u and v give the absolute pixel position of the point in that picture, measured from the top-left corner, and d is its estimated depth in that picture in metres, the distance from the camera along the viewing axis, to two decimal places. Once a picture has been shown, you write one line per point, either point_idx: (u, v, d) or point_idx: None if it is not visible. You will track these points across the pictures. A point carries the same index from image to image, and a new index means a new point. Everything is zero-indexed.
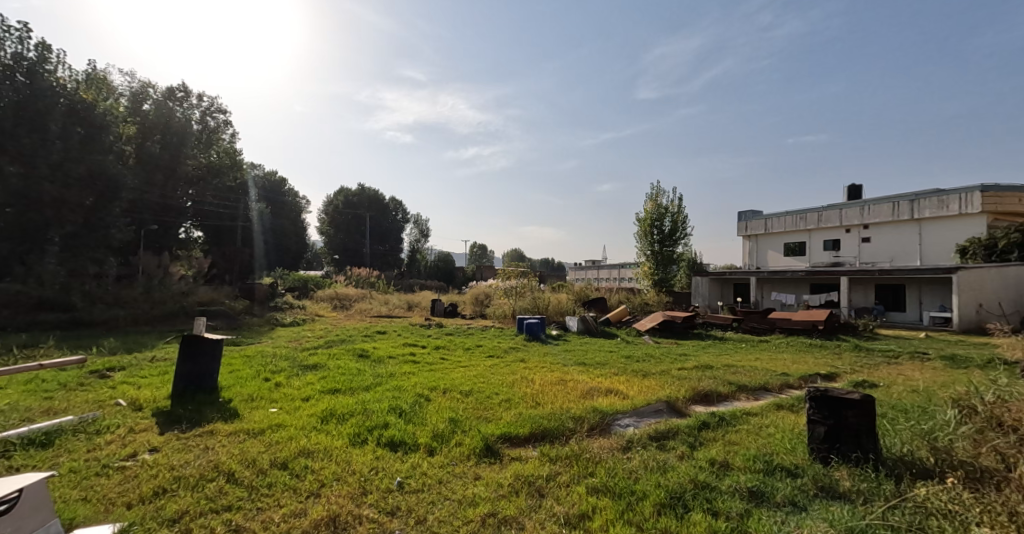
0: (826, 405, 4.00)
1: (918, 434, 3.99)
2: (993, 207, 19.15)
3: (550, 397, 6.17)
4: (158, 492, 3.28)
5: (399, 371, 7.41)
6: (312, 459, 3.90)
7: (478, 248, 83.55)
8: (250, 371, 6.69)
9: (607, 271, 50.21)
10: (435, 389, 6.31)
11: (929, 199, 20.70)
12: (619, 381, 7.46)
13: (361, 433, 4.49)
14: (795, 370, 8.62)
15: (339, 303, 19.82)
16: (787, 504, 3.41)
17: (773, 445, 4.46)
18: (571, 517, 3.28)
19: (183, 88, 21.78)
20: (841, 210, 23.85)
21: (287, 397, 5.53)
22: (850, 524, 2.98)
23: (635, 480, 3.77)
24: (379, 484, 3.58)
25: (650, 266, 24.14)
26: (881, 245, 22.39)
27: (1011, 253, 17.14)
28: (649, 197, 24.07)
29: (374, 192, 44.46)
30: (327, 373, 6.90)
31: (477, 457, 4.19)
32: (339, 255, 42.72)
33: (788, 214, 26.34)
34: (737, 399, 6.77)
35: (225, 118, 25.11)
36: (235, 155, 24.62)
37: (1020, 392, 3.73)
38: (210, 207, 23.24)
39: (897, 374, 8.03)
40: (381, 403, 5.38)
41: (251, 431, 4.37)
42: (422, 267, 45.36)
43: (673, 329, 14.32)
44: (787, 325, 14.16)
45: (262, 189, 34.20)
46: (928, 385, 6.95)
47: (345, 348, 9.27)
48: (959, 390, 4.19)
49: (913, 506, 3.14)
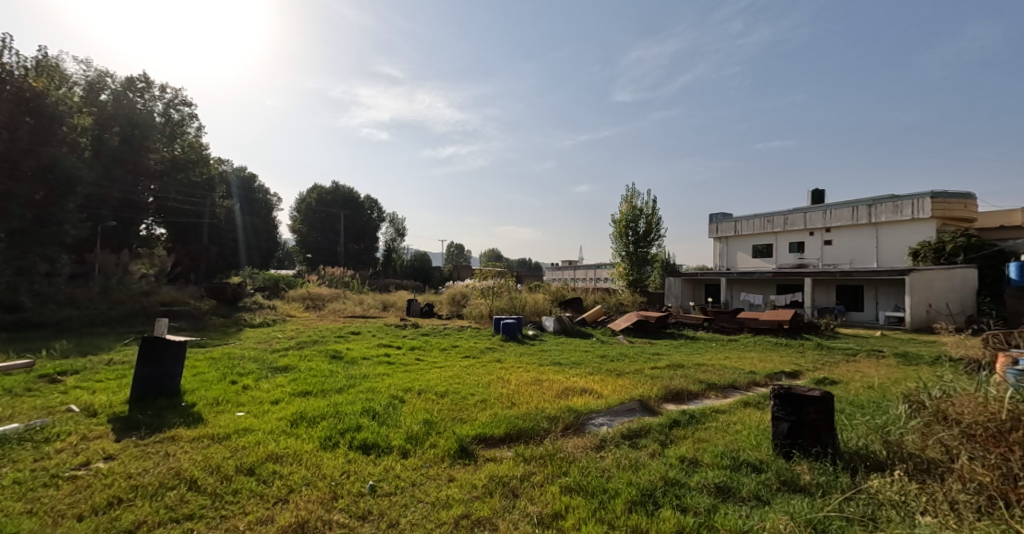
0: (789, 403, 4.13)
1: (873, 429, 4.18)
2: (943, 212, 20.14)
3: (525, 396, 6.22)
4: (112, 503, 3.18)
5: (373, 372, 7.35)
6: (281, 464, 3.84)
7: (455, 248, 83.50)
8: (216, 374, 6.53)
9: (583, 271, 50.88)
10: (410, 390, 6.29)
11: (885, 204, 21.64)
12: (594, 380, 7.54)
13: (332, 436, 4.44)
14: (762, 368, 8.88)
15: (311, 303, 19.44)
16: (752, 498, 3.53)
17: (740, 442, 4.60)
18: (544, 517, 3.31)
19: (144, 78, 21.09)
20: (805, 214, 24.67)
21: (256, 400, 5.42)
22: (808, 517, 3.11)
23: (608, 479, 3.83)
24: (351, 488, 3.55)
25: (625, 266, 24.50)
26: (842, 248, 23.26)
27: (959, 256, 18.05)
28: (624, 198, 24.43)
29: (348, 191, 43.83)
30: (298, 375, 6.80)
31: (452, 458, 4.19)
32: (311, 255, 41.50)
33: (756, 216, 27.08)
34: (707, 397, 6.96)
35: (191, 112, 24.45)
36: (201, 149, 23.94)
37: (963, 386, 3.95)
38: (175, 204, 22.51)
39: (854, 371, 8.38)
40: (354, 405, 5.34)
41: (216, 437, 4.27)
42: (398, 266, 44.98)
43: (647, 329, 14.52)
44: (755, 325, 14.54)
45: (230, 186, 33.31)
46: (882, 381, 7.28)
47: (318, 349, 9.13)
48: (910, 387, 4.42)
49: (866, 498, 3.29)
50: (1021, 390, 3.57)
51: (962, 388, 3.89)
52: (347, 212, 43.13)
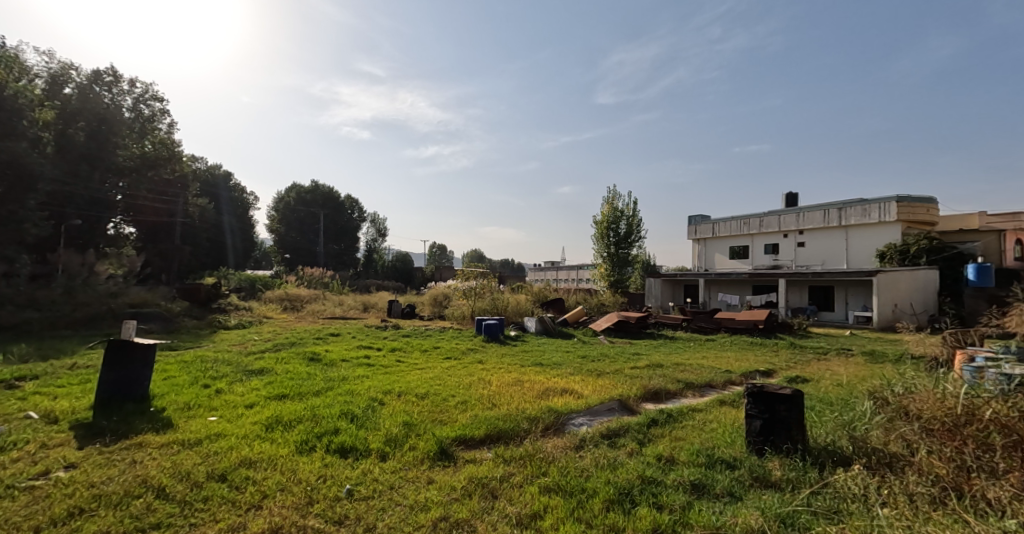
0: (762, 401, 4.22)
1: (840, 425, 4.31)
2: (907, 216, 20.82)
3: (505, 397, 6.24)
4: (72, 513, 3.09)
5: (352, 374, 7.26)
6: (255, 469, 3.78)
7: (437, 248, 83.26)
8: (187, 378, 6.38)
9: (566, 272, 51.26)
10: (390, 392, 6.24)
11: (854, 208, 22.28)
12: (574, 380, 7.59)
13: (309, 440, 4.39)
14: (738, 367, 9.08)
15: (289, 304, 19.10)
16: (725, 494, 3.60)
17: (715, 439, 4.70)
18: (522, 517, 3.33)
19: (111, 72, 20.56)
20: (779, 216, 25.26)
21: (229, 404, 5.32)
22: (778, 511, 3.20)
23: (586, 479, 3.87)
24: (326, 493, 3.52)
25: (606, 267, 24.73)
26: (814, 249, 23.88)
27: (922, 258, 18.69)
28: (606, 199, 24.69)
29: (328, 190, 43.46)
30: (275, 377, 6.69)
31: (431, 460, 4.19)
32: (289, 254, 40.72)
33: (733, 218, 27.61)
34: (685, 397, 7.06)
35: (162, 107, 23.91)
36: (172, 146, 23.39)
37: (923, 383, 4.11)
38: (145, 202, 21.90)
39: (824, 369, 8.64)
40: (332, 408, 5.27)
41: (187, 442, 4.18)
42: (379, 267, 44.63)
43: (628, 329, 14.67)
44: (732, 325, 14.83)
45: (205, 184, 32.60)
46: (850, 378, 7.52)
47: (296, 351, 8.99)
48: (876, 384, 4.58)
49: (833, 492, 3.39)
50: (977, 386, 3.73)
51: (923, 385, 4.03)
52: (327, 212, 42.68)
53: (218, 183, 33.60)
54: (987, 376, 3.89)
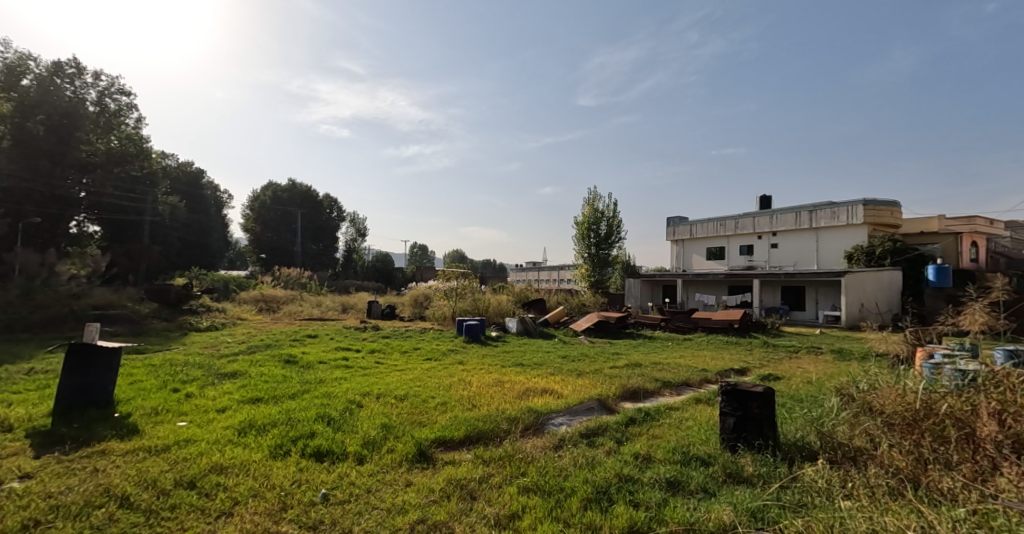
0: (735, 399, 4.30)
1: (809, 421, 4.42)
2: (874, 218, 21.49)
3: (485, 398, 6.23)
4: (28, 525, 2.98)
5: (329, 376, 7.17)
6: (225, 475, 3.71)
7: (418, 248, 82.71)
8: (155, 382, 6.20)
9: (547, 272, 51.51)
10: (368, 395, 6.17)
11: (823, 211, 22.88)
12: (554, 380, 7.63)
13: (283, 444, 4.32)
14: (713, 365, 9.26)
15: (264, 306, 18.73)
16: (699, 491, 3.67)
17: (690, 437, 4.77)
18: (501, 518, 3.34)
19: (74, 63, 19.88)
20: (754, 218, 25.82)
21: (199, 409, 5.20)
22: (750, 506, 3.27)
23: (564, 478, 3.90)
24: (301, 498, 3.47)
25: (586, 267, 24.92)
26: (787, 250, 24.47)
27: (886, 260, 19.37)
28: (586, 200, 24.89)
29: (306, 188, 42.84)
30: (248, 381, 6.57)
31: (409, 463, 4.16)
32: (265, 254, 39.86)
33: (710, 219, 28.11)
34: (662, 395, 7.16)
35: (129, 102, 23.25)
36: (140, 142, 22.73)
37: (888, 380, 4.25)
38: (111, 200, 21.20)
39: (795, 367, 8.86)
40: (307, 411, 5.20)
41: (154, 449, 4.07)
42: (359, 267, 44.13)
43: (608, 329, 14.79)
44: (708, 324, 15.10)
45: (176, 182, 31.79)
46: (819, 376, 7.74)
47: (272, 353, 8.82)
48: (843, 381, 4.72)
49: (801, 486, 3.49)
50: (934, 383, 3.89)
51: (886, 382, 4.19)
52: (305, 211, 42.20)
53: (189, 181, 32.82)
54: (944, 371, 4.07)
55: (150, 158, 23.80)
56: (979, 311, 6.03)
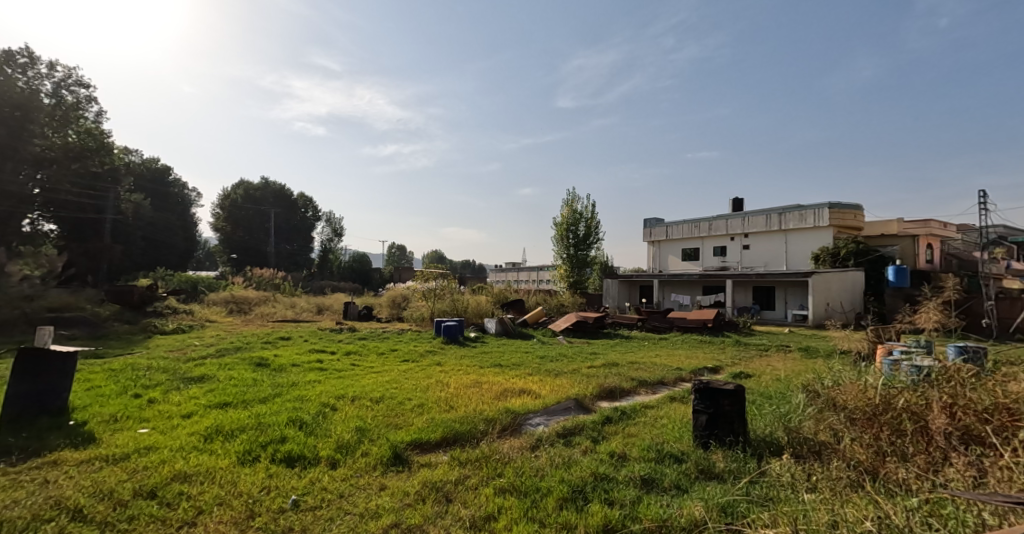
0: (707, 396, 4.37)
1: (777, 417, 4.52)
2: (839, 221, 22.19)
3: (463, 399, 6.19)
4: None
5: (302, 379, 7.02)
6: (189, 484, 3.59)
7: (396, 248, 82.11)
8: (115, 387, 5.98)
9: (526, 273, 51.72)
10: (342, 398, 6.06)
11: (792, 213, 23.49)
12: (531, 381, 7.63)
13: (252, 450, 4.20)
14: (688, 364, 9.40)
15: (235, 307, 18.24)
16: (672, 487, 3.71)
17: (665, 435, 4.83)
18: (477, 519, 3.31)
19: (27, 53, 19.06)
20: (726, 220, 26.36)
21: (163, 414, 5.03)
22: (721, 501, 3.32)
23: (541, 478, 3.90)
24: (270, 505, 3.38)
25: (565, 268, 25.06)
26: (758, 251, 25.05)
27: (851, 261, 20.03)
28: (565, 201, 25.04)
29: (279, 187, 42.06)
30: (217, 385, 6.38)
31: (384, 466, 4.10)
32: (236, 255, 38.93)
33: (685, 221, 28.57)
34: (638, 394, 7.24)
35: (87, 94, 22.41)
36: (100, 136, 21.92)
37: (851, 376, 4.38)
38: (67, 197, 20.36)
39: (766, 365, 9.07)
40: (278, 416, 5.07)
41: (113, 457, 3.92)
42: (335, 267, 43.49)
43: (585, 329, 14.90)
44: (683, 324, 15.35)
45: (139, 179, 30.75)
46: (787, 373, 7.94)
47: (242, 357, 8.58)
48: (810, 378, 4.85)
49: (769, 480, 3.56)
50: (893, 378, 4.03)
51: (849, 378, 4.32)
52: (279, 211, 41.43)
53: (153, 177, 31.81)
54: (902, 367, 4.22)
55: (111, 154, 22.91)
56: (933, 310, 6.27)
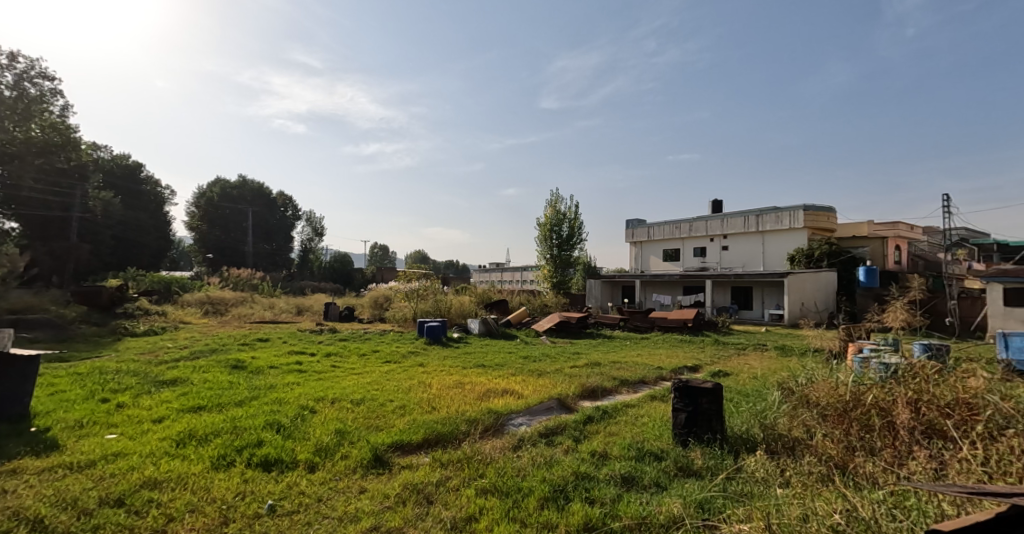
0: (686, 394, 4.41)
1: (754, 414, 4.58)
2: (813, 223, 22.70)
3: (446, 400, 6.14)
4: None
5: (280, 381, 6.89)
6: (159, 491, 3.49)
7: (379, 248, 81.37)
8: (82, 392, 5.79)
9: (510, 273, 51.77)
10: (322, 400, 5.97)
11: (768, 215, 23.93)
12: (514, 381, 7.62)
13: (226, 454, 4.10)
14: (668, 363, 9.50)
15: (210, 308, 17.83)
16: (652, 485, 3.73)
17: (645, 433, 4.86)
18: (458, 521, 3.27)
19: None
20: (706, 221, 26.73)
21: (132, 419, 4.88)
22: (699, 498, 3.35)
23: (522, 478, 3.89)
24: (244, 511, 3.30)
25: (548, 269, 25.11)
26: (737, 252, 25.45)
27: (824, 261, 20.51)
28: (549, 202, 25.08)
29: (258, 186, 41.39)
30: (190, 388, 6.23)
31: (364, 469, 4.04)
32: (212, 255, 37.46)
33: (666, 222, 28.87)
34: (620, 393, 7.26)
35: (52, 87, 21.93)
36: (66, 131, 21.40)
37: (825, 374, 4.46)
38: (30, 194, 20.03)
39: (743, 363, 9.24)
40: (255, 419, 4.97)
41: (78, 464, 3.79)
42: (316, 267, 42.89)
43: (568, 329, 14.96)
44: (665, 324, 15.51)
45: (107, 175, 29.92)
46: (764, 371, 8.10)
47: (217, 359, 8.39)
48: (785, 375, 4.94)
49: (745, 476, 3.59)
50: (862, 375, 4.12)
51: (822, 375, 4.39)
52: (257, 209, 40.72)
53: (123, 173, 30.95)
54: (871, 365, 4.31)
55: (77, 149, 22.18)
56: (900, 309, 6.44)
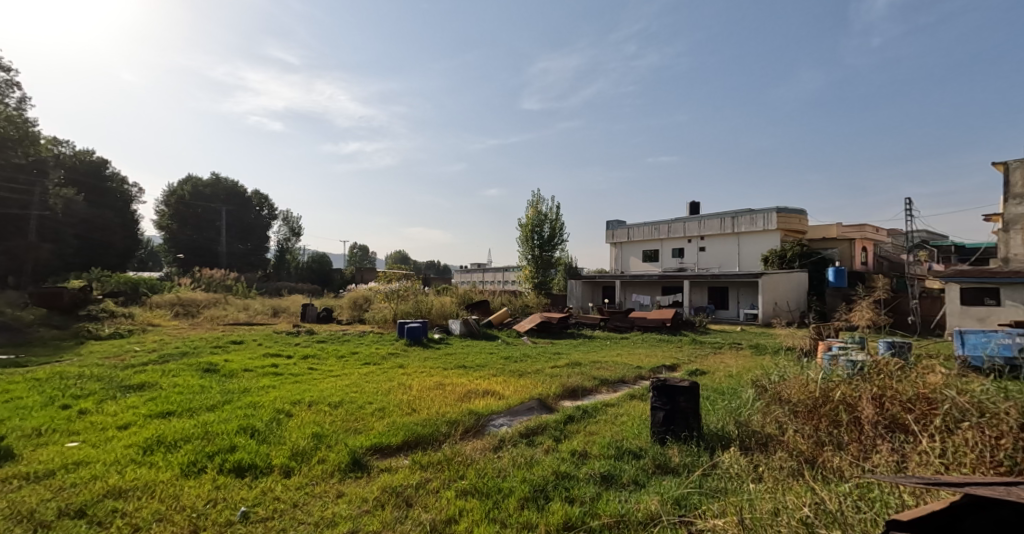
0: (664, 393, 4.46)
1: (729, 412, 4.66)
2: (787, 224, 23.23)
3: (426, 402, 6.11)
4: None
5: (255, 385, 6.77)
6: (125, 500, 3.39)
7: (358, 248, 80.30)
8: (43, 398, 5.60)
9: (491, 273, 51.66)
10: (298, 403, 5.88)
11: (744, 217, 24.40)
12: (495, 382, 7.62)
13: (197, 461, 4.00)
14: (647, 362, 9.60)
15: (181, 310, 17.38)
16: (631, 483, 3.77)
17: (624, 432, 4.91)
18: (437, 523, 3.26)
19: None
20: (684, 222, 27.12)
21: (96, 426, 4.73)
22: (675, 494, 3.40)
23: (503, 479, 3.89)
24: (216, 519, 3.23)
25: (530, 269, 25.16)
26: (714, 253, 25.89)
27: (796, 262, 21.03)
28: (530, 203, 25.12)
29: (232, 184, 40.67)
30: (159, 393, 6.07)
31: (342, 473, 3.99)
32: (184, 254, 36.83)
33: (645, 223, 29.18)
34: (600, 393, 7.31)
35: (8, 80, 21.27)
36: (23, 125, 20.73)
37: (797, 371, 4.57)
38: None
39: (719, 362, 9.41)
40: (228, 424, 4.86)
41: (36, 475, 3.66)
42: (293, 267, 42.15)
43: (549, 329, 15.01)
44: (644, 324, 15.68)
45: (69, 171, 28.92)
46: (739, 370, 8.26)
47: (189, 362, 8.19)
48: (759, 374, 5.04)
49: (719, 473, 3.66)
50: (831, 372, 4.24)
51: (793, 373, 4.51)
52: (231, 208, 39.91)
53: (88, 170, 29.95)
54: (839, 362, 4.45)
55: (34, 144, 21.59)
56: (865, 309, 6.64)
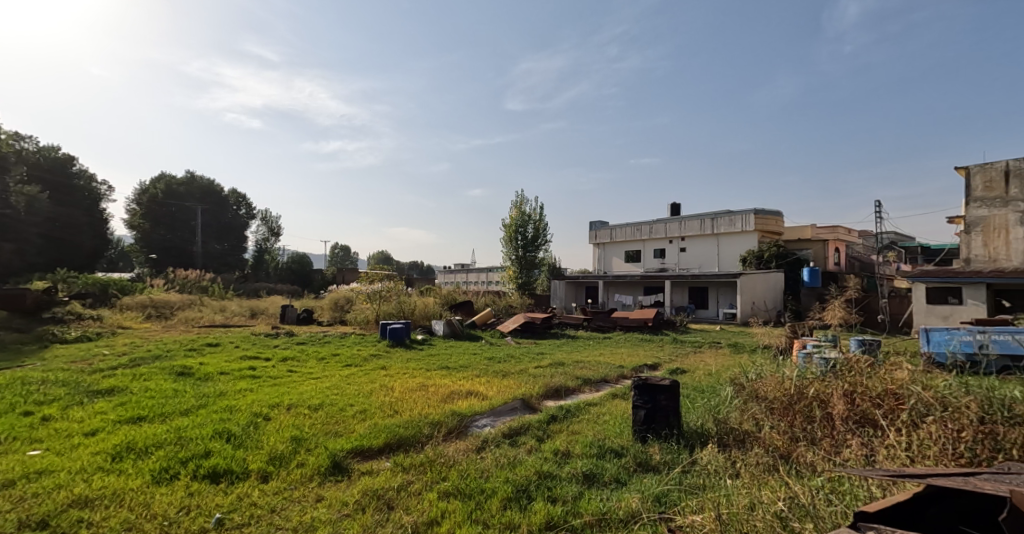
0: (645, 391, 4.50)
1: (709, 409, 4.72)
2: (764, 226, 23.68)
3: (409, 403, 6.06)
4: None
5: (232, 388, 6.64)
6: (91, 509, 3.29)
7: (340, 248, 79.33)
8: (4, 405, 5.40)
9: (474, 273, 51.55)
10: (277, 406, 5.79)
11: (723, 218, 24.79)
12: (478, 382, 7.60)
13: (169, 467, 3.91)
14: (628, 361, 9.68)
15: (154, 313, 16.95)
16: (612, 481, 3.80)
17: (606, 431, 4.94)
18: (418, 525, 3.24)
19: None
20: (665, 223, 27.43)
21: (62, 434, 4.58)
22: (655, 492, 3.44)
23: (485, 479, 3.88)
24: (189, 526, 3.16)
25: (513, 270, 25.17)
26: (694, 253, 26.23)
27: (773, 262, 21.44)
28: (513, 203, 25.14)
29: (207, 183, 40.00)
30: (129, 398, 5.91)
31: (321, 476, 3.94)
32: (155, 254, 35.93)
33: (627, 224, 29.44)
34: (582, 393, 7.34)
35: None
36: None
37: (774, 369, 4.65)
38: None
39: (699, 360, 9.55)
40: (202, 428, 4.76)
41: None
42: (272, 268, 41.48)
43: (532, 329, 15.04)
44: (626, 324, 15.81)
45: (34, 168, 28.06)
46: (717, 368, 8.39)
47: (161, 366, 7.99)
48: (737, 371, 5.12)
49: (698, 470, 3.71)
50: (806, 369, 4.33)
51: (770, 371, 4.60)
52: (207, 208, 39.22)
53: (54, 167, 29.08)
54: (814, 360, 4.54)
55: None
56: (837, 307, 6.81)
